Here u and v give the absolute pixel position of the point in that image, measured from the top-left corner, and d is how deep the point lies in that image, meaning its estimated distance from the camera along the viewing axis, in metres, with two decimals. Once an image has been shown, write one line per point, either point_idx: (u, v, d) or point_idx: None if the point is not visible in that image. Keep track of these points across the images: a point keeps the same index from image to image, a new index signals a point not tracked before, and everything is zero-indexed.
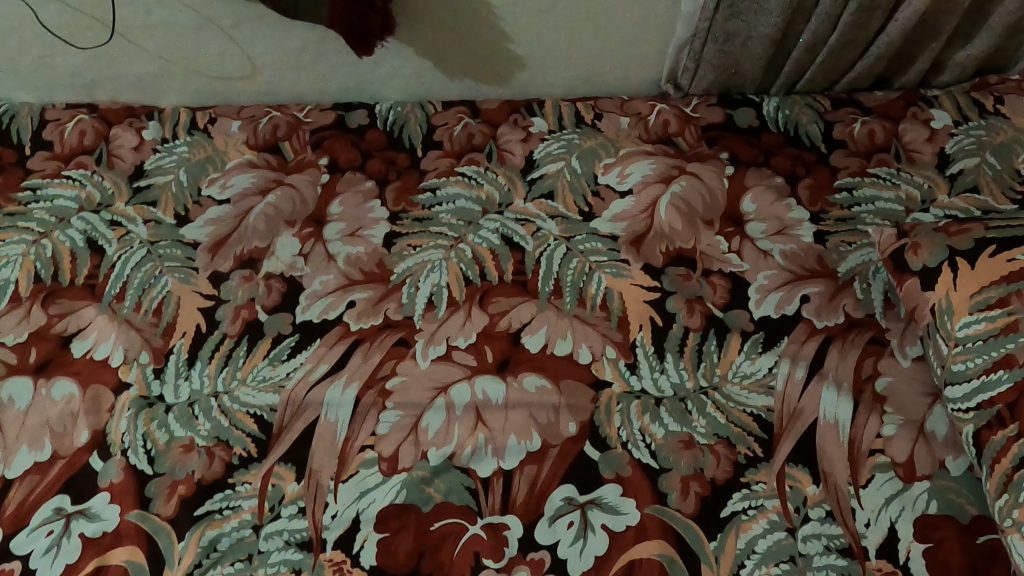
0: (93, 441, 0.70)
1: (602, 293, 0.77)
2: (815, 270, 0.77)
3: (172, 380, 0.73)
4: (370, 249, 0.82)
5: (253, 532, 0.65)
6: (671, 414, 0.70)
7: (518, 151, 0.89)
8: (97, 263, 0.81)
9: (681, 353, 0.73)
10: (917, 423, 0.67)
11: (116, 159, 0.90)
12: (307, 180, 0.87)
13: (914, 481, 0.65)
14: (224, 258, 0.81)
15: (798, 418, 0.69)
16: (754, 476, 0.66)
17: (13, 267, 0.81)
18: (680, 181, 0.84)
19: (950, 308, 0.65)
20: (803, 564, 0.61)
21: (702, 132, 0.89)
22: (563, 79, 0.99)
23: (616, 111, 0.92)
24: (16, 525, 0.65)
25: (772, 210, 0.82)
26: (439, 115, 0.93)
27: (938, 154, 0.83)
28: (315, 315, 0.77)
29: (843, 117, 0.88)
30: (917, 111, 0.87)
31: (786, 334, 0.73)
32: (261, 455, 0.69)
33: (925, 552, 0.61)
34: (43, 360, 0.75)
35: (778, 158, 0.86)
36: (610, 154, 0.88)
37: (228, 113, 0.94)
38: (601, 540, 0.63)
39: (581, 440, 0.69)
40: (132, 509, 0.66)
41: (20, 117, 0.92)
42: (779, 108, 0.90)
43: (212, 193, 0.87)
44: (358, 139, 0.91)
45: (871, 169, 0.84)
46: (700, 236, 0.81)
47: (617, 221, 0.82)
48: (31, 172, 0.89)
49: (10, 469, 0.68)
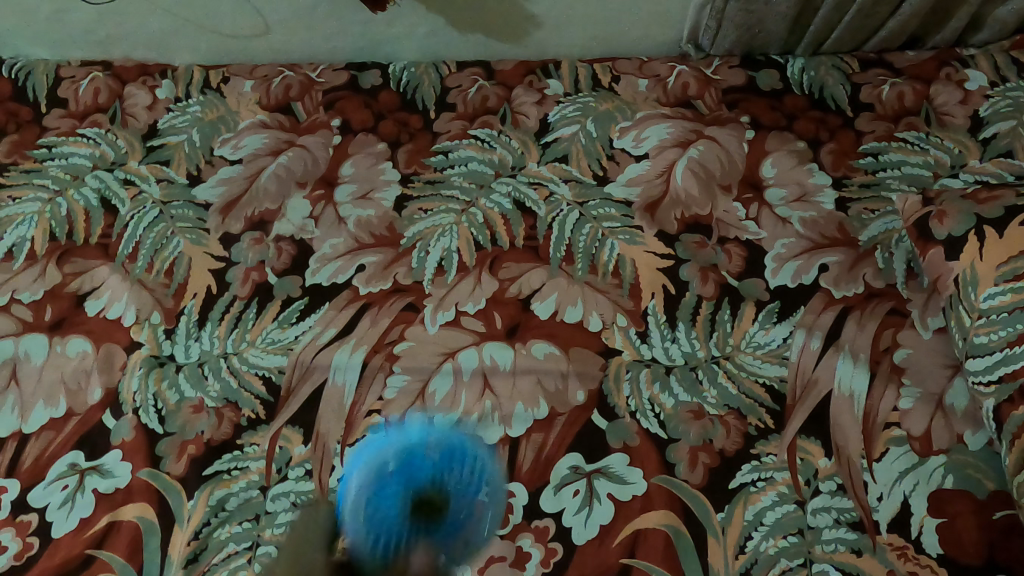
0: (106, 399, 0.71)
1: (615, 259, 0.76)
2: (835, 237, 0.75)
3: (183, 341, 0.73)
4: (381, 213, 0.81)
5: (261, 492, 0.66)
6: (682, 383, 0.68)
7: (532, 114, 0.87)
8: (111, 222, 0.81)
9: (694, 322, 0.71)
10: (936, 397, 0.65)
11: (129, 118, 0.89)
12: (318, 142, 0.86)
13: (930, 455, 0.63)
14: (235, 219, 0.81)
15: (811, 389, 0.67)
16: (764, 447, 0.65)
17: (29, 224, 0.81)
18: (698, 145, 0.82)
19: (975, 279, 0.62)
20: (812, 537, 0.61)
21: (723, 95, 0.86)
22: (582, 39, 0.96)
23: (634, 73, 0.89)
24: (34, 479, 0.67)
25: (793, 176, 0.79)
26: (453, 77, 0.91)
27: (972, 117, 0.80)
28: (324, 279, 0.77)
29: (872, 78, 0.84)
30: (951, 71, 0.83)
31: (802, 304, 0.71)
32: (270, 417, 0.69)
33: (939, 527, 0.60)
34: (58, 318, 0.75)
35: (802, 122, 0.83)
36: (625, 118, 0.85)
37: (241, 72, 0.92)
38: (607, 509, 0.63)
39: (589, 408, 0.68)
40: (144, 467, 0.67)
41: (36, 73, 0.92)
42: (805, 69, 0.86)
43: (224, 154, 0.86)
44: (370, 100, 0.89)
45: (899, 132, 0.80)
46: (717, 202, 0.79)
47: (631, 186, 0.81)
48: (47, 130, 0.88)
49: (27, 424, 0.70)
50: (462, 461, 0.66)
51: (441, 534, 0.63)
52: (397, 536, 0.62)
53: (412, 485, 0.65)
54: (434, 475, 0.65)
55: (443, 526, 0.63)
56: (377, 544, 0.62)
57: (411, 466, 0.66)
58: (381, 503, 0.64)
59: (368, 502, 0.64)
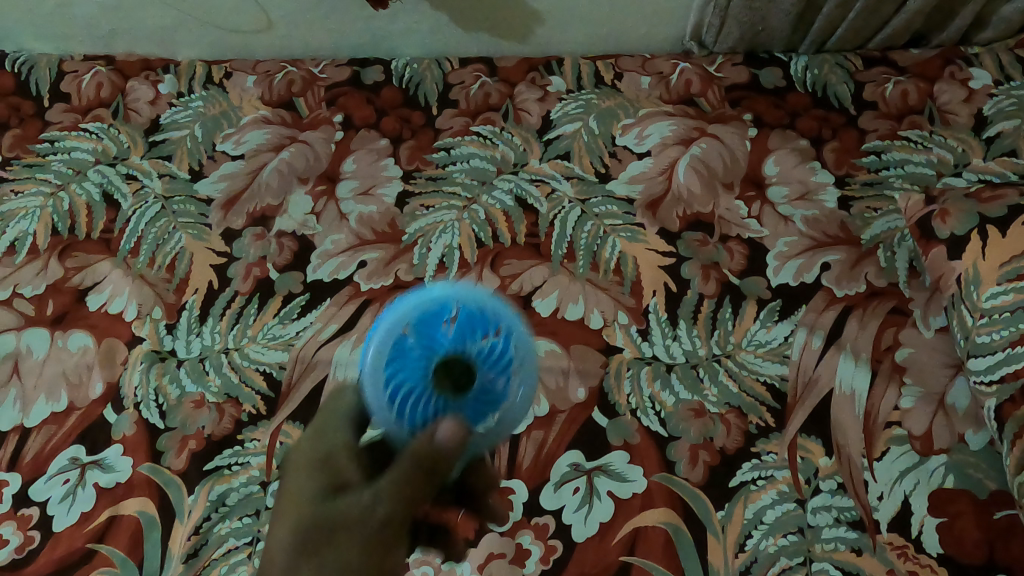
0: (107, 394, 0.71)
1: (616, 257, 0.76)
2: (837, 236, 0.75)
3: (185, 336, 0.73)
4: (383, 209, 0.81)
5: (262, 488, 0.66)
6: (683, 381, 0.68)
7: (535, 111, 0.87)
8: (113, 217, 0.81)
9: (695, 320, 0.71)
10: (938, 396, 0.65)
11: (131, 113, 0.89)
12: (320, 137, 0.86)
13: (931, 454, 0.63)
14: (237, 215, 0.81)
15: (812, 388, 0.67)
16: (765, 446, 0.65)
17: (31, 219, 0.81)
18: (700, 143, 0.82)
19: (977, 279, 0.62)
20: (812, 536, 0.61)
21: (726, 93, 0.86)
22: (584, 36, 0.96)
23: (637, 70, 0.89)
24: (35, 473, 0.67)
25: (795, 174, 0.79)
26: (456, 73, 0.90)
27: (975, 116, 0.79)
28: (325, 275, 0.77)
29: (875, 76, 0.84)
30: (955, 70, 0.83)
31: (804, 302, 0.71)
32: (270, 413, 0.70)
33: (939, 527, 0.60)
34: (59, 312, 0.75)
35: (804, 120, 0.82)
36: (628, 115, 0.85)
37: (244, 67, 0.92)
38: (606, 507, 0.63)
39: (590, 406, 0.68)
40: (145, 461, 0.67)
41: (39, 68, 0.91)
42: (809, 67, 0.86)
43: (226, 149, 0.86)
44: (373, 96, 0.89)
45: (903, 131, 0.80)
46: (719, 200, 0.78)
47: (633, 184, 0.80)
48: (49, 124, 0.88)
49: (28, 417, 0.70)
50: (494, 329, 0.53)
51: (476, 406, 0.51)
52: (426, 408, 0.50)
53: (436, 351, 0.51)
54: (462, 341, 0.51)
55: (476, 392, 0.51)
56: (401, 413, 0.50)
57: (430, 336, 0.51)
58: (401, 369, 0.51)
59: (393, 367, 0.51)
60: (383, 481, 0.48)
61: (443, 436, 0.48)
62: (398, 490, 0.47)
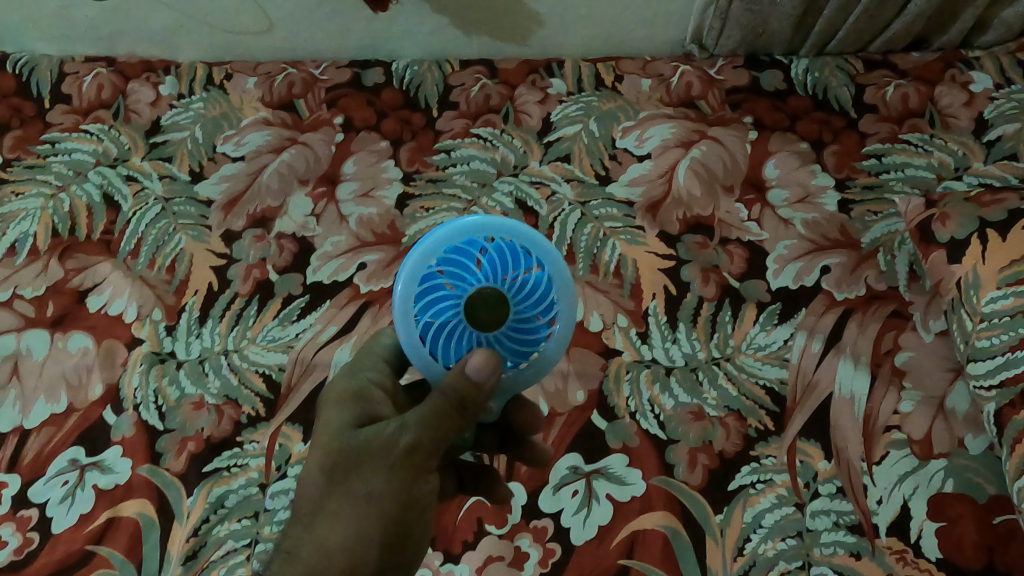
0: (107, 396, 0.71)
1: (616, 259, 0.76)
2: (837, 239, 0.75)
3: (184, 338, 0.74)
4: (383, 211, 0.81)
5: (261, 490, 0.66)
6: (683, 384, 0.68)
7: (535, 113, 0.86)
8: (113, 218, 0.81)
9: (695, 323, 0.71)
10: (937, 400, 0.65)
11: (132, 114, 0.89)
12: (321, 139, 0.86)
13: (930, 459, 0.63)
14: (237, 216, 0.81)
15: (812, 392, 0.67)
16: (764, 449, 0.65)
17: (32, 220, 0.81)
18: (701, 146, 0.82)
19: (977, 283, 0.62)
20: (810, 539, 0.61)
21: (727, 96, 0.86)
22: (585, 38, 0.95)
23: (637, 72, 0.88)
24: (34, 474, 0.67)
25: (795, 177, 0.79)
26: (456, 75, 0.90)
27: (976, 119, 0.79)
28: (325, 277, 0.77)
29: (876, 80, 0.84)
30: (956, 73, 0.82)
31: (804, 306, 0.71)
32: (269, 415, 0.70)
33: (937, 531, 0.60)
34: (59, 313, 0.75)
35: (805, 123, 0.82)
36: (628, 117, 0.85)
37: (244, 69, 0.91)
38: (605, 510, 0.63)
39: (589, 409, 0.68)
40: (144, 463, 0.68)
41: (40, 70, 0.90)
42: (809, 70, 0.86)
43: (226, 150, 0.86)
44: (373, 97, 0.89)
45: (903, 134, 0.80)
46: (719, 203, 0.78)
47: (633, 186, 0.80)
48: (50, 125, 0.88)
49: (28, 419, 0.70)
50: (526, 262, 0.49)
51: (510, 340, 0.50)
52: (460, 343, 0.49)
53: (467, 289, 0.47)
54: (495, 275, 0.47)
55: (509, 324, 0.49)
56: (435, 349, 0.49)
57: (459, 272, 0.47)
58: (432, 308, 0.48)
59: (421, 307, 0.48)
60: (412, 413, 0.47)
61: (475, 371, 0.46)
62: (427, 423, 0.47)
